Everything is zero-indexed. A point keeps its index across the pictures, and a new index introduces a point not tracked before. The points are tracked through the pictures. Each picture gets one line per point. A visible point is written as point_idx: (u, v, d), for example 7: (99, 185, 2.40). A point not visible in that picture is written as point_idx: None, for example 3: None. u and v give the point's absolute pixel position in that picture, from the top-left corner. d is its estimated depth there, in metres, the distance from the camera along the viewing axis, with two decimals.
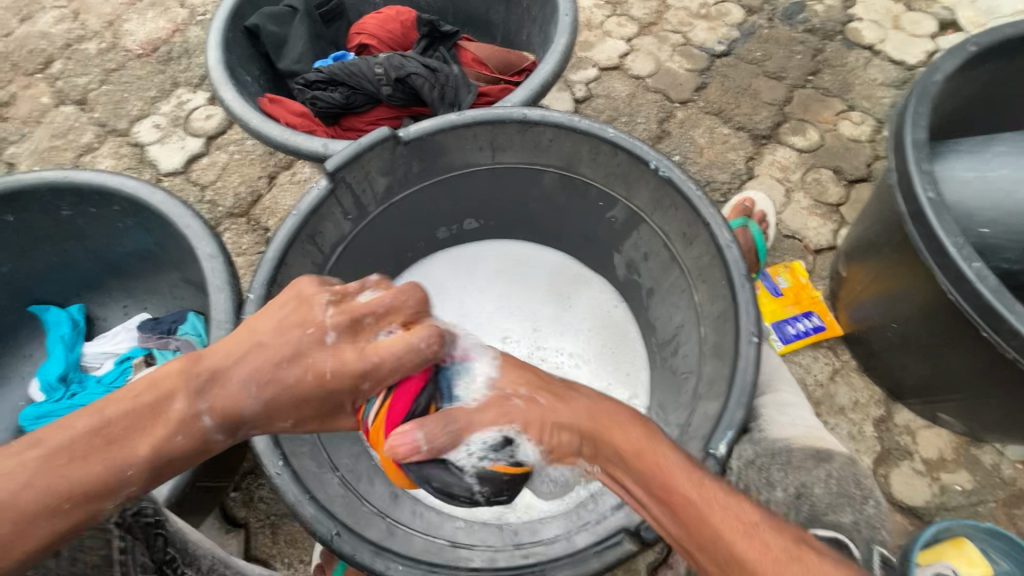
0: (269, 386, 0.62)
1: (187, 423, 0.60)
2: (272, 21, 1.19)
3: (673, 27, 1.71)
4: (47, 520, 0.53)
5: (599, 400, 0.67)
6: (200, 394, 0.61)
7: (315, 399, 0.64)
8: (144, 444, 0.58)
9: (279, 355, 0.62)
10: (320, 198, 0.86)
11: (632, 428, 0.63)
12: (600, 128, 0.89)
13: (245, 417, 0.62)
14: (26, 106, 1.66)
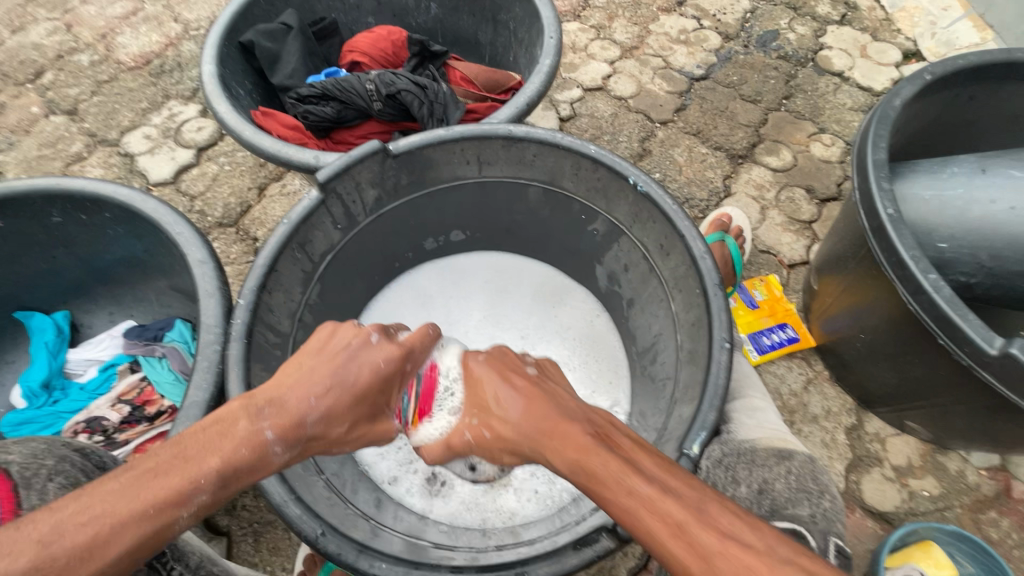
0: (328, 393, 0.67)
1: (253, 438, 0.59)
2: (266, 38, 1.22)
3: (654, 51, 1.79)
4: (130, 527, 0.50)
5: (555, 412, 0.66)
6: (263, 412, 0.62)
7: (366, 398, 0.71)
8: (215, 457, 0.56)
9: (333, 359, 0.70)
10: (312, 208, 0.89)
11: (572, 436, 0.61)
12: (582, 145, 0.93)
13: (306, 428, 0.64)
14: (15, 115, 1.67)
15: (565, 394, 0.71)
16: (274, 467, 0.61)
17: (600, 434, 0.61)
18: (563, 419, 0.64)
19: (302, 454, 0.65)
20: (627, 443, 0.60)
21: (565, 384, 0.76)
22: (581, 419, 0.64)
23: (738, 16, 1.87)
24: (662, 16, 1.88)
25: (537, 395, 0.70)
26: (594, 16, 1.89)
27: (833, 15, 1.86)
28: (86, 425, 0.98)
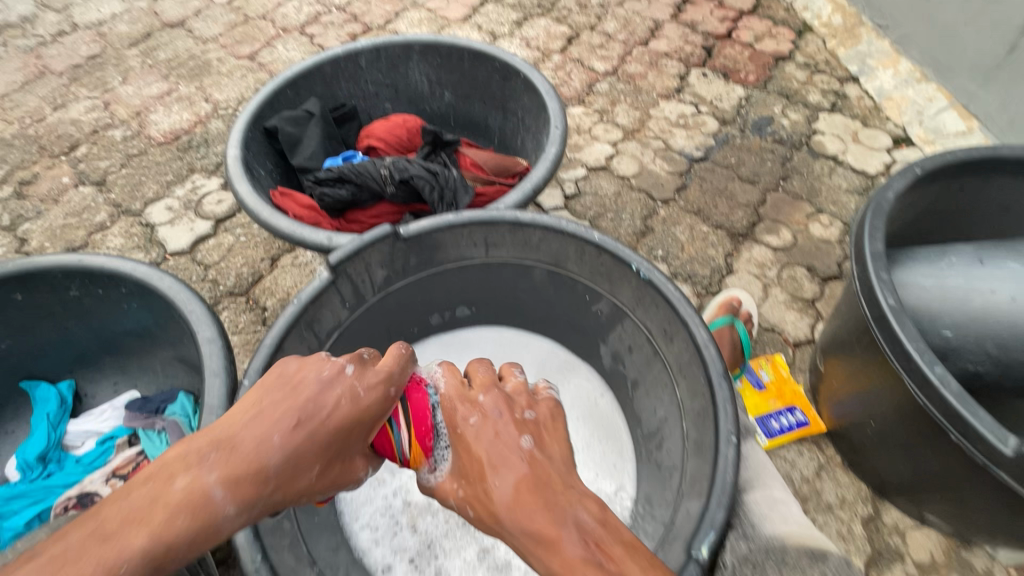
0: (289, 438, 0.63)
1: (196, 502, 0.56)
2: (290, 123, 1.30)
3: (655, 134, 1.89)
4: None
5: (544, 510, 0.61)
6: (208, 464, 0.58)
7: (335, 438, 0.68)
8: (146, 532, 0.53)
9: (297, 398, 0.66)
10: (321, 289, 0.91)
11: (559, 548, 0.57)
12: (586, 232, 0.95)
13: (263, 480, 0.61)
14: (47, 186, 1.76)
15: (558, 476, 0.66)
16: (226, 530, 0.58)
17: (590, 542, 0.57)
18: (551, 524, 0.59)
19: (260, 510, 0.61)
20: (616, 551, 0.57)
21: (562, 454, 0.71)
22: (570, 521, 0.60)
23: (733, 102, 1.99)
24: (661, 102, 2.00)
25: (526, 480, 0.65)
26: (597, 101, 2.01)
27: (824, 103, 1.98)
28: (76, 502, 0.96)
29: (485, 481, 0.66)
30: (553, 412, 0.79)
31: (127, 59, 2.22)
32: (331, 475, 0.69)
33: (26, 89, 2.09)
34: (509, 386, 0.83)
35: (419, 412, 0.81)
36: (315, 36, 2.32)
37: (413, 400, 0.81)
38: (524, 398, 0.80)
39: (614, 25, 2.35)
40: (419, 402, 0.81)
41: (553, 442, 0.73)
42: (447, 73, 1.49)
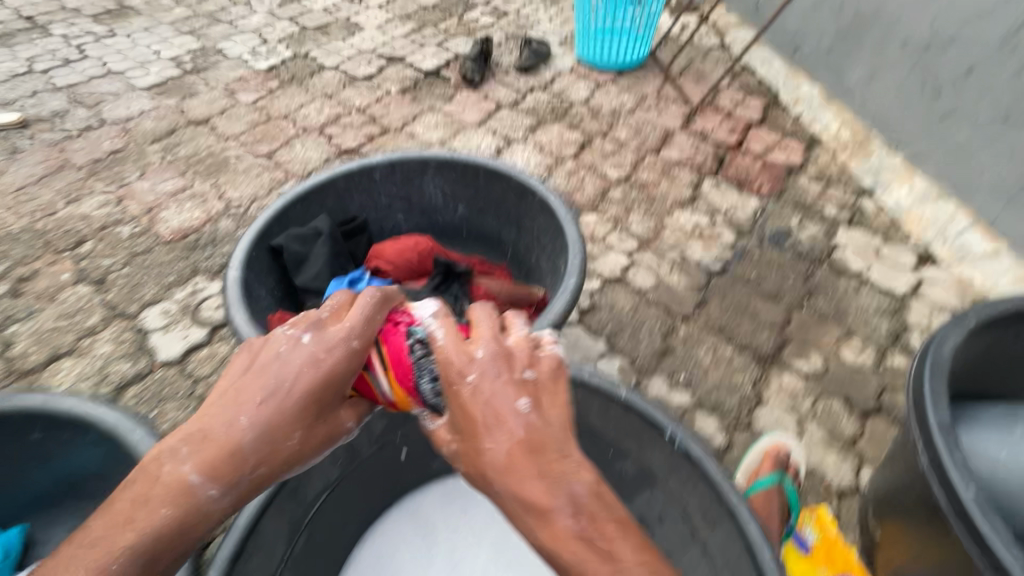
0: (259, 411, 0.67)
1: (181, 486, 0.63)
2: (297, 241, 1.25)
3: (671, 244, 1.85)
4: None
5: (537, 477, 0.60)
6: (189, 450, 0.65)
7: (308, 402, 0.70)
8: (145, 518, 0.62)
9: (261, 372, 0.70)
10: None
11: (552, 519, 0.58)
12: (612, 387, 0.86)
13: (240, 458, 0.65)
14: (44, 283, 1.71)
15: (557, 441, 0.63)
16: (219, 505, 0.65)
17: (581, 515, 0.58)
18: (546, 494, 0.59)
19: (251, 481, 0.67)
20: (607, 527, 0.59)
21: (563, 417, 0.66)
22: (563, 492, 0.59)
23: (749, 213, 1.97)
24: (676, 211, 1.98)
25: (522, 445, 0.62)
26: (611, 208, 1.99)
27: (841, 217, 1.95)
28: None
29: (478, 442, 0.63)
30: (556, 371, 0.70)
31: (147, 155, 2.26)
32: (315, 437, 0.72)
33: (43, 183, 2.11)
34: (513, 337, 0.72)
35: (396, 357, 0.79)
36: (334, 137, 2.38)
37: (390, 347, 0.79)
38: (527, 348, 0.72)
39: (626, 132, 2.40)
40: (396, 345, 0.79)
41: (553, 403, 0.67)
42: (461, 187, 1.47)
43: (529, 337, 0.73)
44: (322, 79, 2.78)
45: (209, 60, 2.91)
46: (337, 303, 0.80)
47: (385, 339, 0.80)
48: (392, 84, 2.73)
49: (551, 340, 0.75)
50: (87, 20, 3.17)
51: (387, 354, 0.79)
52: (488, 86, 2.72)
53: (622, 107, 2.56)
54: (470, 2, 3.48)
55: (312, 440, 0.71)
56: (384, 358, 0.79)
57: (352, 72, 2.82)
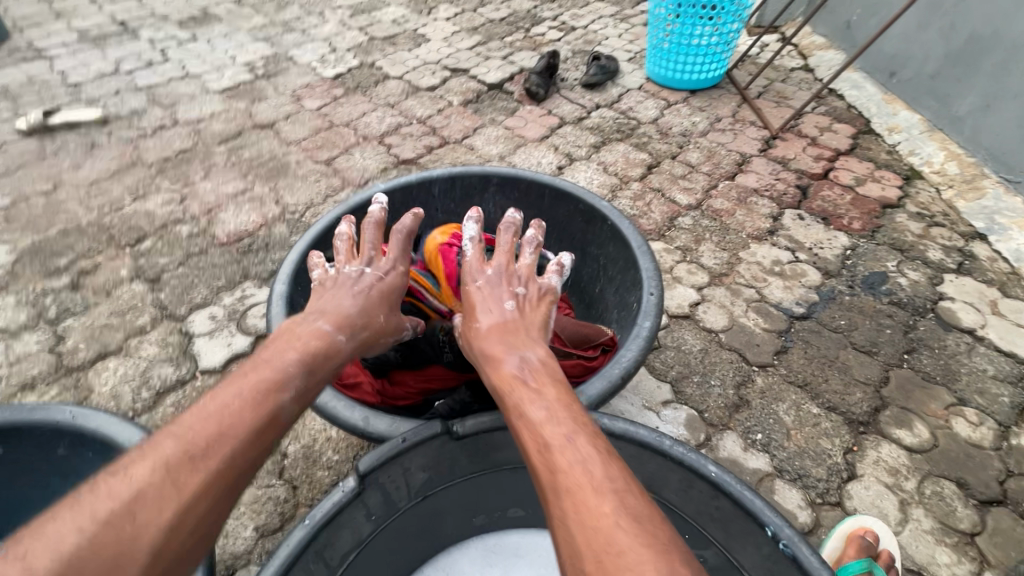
0: (358, 296, 0.91)
1: (318, 335, 0.80)
2: None
3: (746, 281, 1.67)
4: (264, 420, 0.68)
5: (502, 342, 0.78)
6: (312, 322, 0.83)
7: (386, 293, 0.94)
8: (293, 354, 0.76)
9: (345, 283, 0.93)
10: (343, 504, 0.71)
11: (501, 364, 0.75)
12: (698, 461, 0.72)
13: (354, 321, 0.86)
14: (103, 277, 1.73)
15: (527, 327, 0.81)
16: (345, 352, 0.82)
17: (526, 368, 0.73)
18: (501, 349, 0.77)
19: (360, 342, 0.85)
20: (545, 379, 0.71)
21: (540, 320, 0.83)
22: (518, 354, 0.75)
23: (837, 251, 1.76)
24: (752, 244, 1.80)
25: (498, 323, 0.81)
26: (680, 237, 1.84)
27: (949, 262, 1.72)
28: None
29: (470, 318, 0.83)
30: (542, 293, 0.89)
31: (213, 156, 2.29)
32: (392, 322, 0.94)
33: (115, 178, 2.17)
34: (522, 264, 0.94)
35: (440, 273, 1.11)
36: (394, 146, 2.34)
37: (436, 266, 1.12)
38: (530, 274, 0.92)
39: (698, 155, 2.24)
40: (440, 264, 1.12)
41: (536, 312, 0.86)
42: (524, 207, 1.37)
43: (532, 267, 0.93)
44: (386, 88, 2.77)
45: (279, 66, 2.97)
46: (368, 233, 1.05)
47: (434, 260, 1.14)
48: (454, 95, 2.68)
49: (553, 274, 0.95)
50: (173, 25, 3.33)
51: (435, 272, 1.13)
52: (552, 102, 2.63)
53: (693, 128, 2.41)
54: (538, 16, 3.43)
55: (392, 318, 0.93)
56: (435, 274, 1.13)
57: (416, 82, 2.80)
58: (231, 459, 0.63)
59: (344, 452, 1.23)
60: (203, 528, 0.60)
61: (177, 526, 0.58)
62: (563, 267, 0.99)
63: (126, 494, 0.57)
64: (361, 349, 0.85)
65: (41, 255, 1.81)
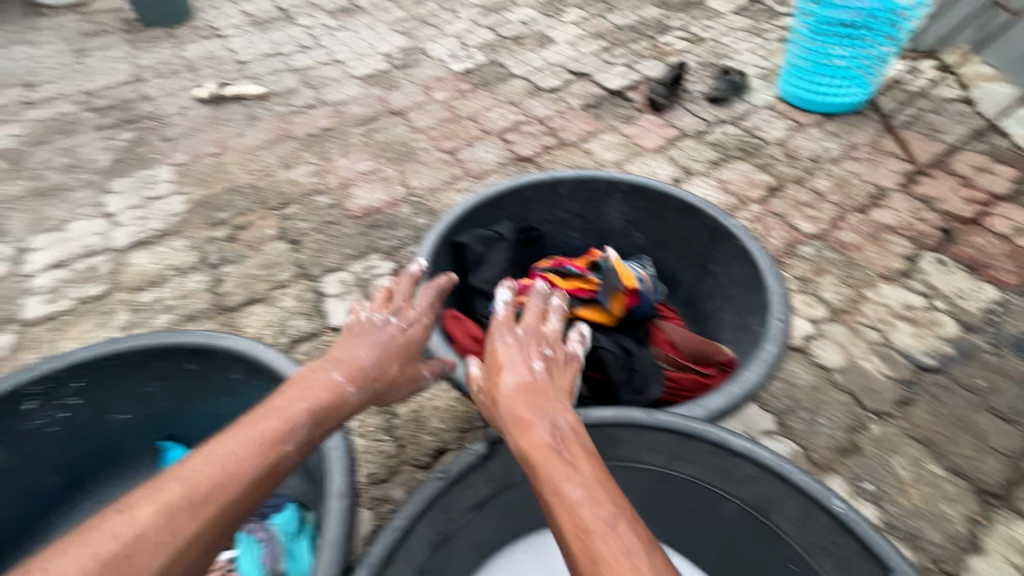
0: (376, 348, 0.97)
1: (331, 386, 0.89)
2: (480, 242, 1.29)
3: (870, 322, 1.57)
4: (269, 469, 0.76)
5: (531, 405, 0.78)
6: (327, 370, 0.91)
7: (404, 346, 1.01)
8: (303, 403, 0.84)
9: (368, 332, 1.00)
10: (473, 464, 0.80)
11: (533, 432, 0.75)
12: (824, 495, 0.72)
13: (366, 372, 0.93)
14: (253, 234, 1.97)
15: (554, 393, 0.82)
16: (352, 402, 0.90)
17: (557, 438, 0.74)
18: (533, 415, 0.77)
19: (369, 393, 0.93)
20: (576, 451, 0.72)
21: (565, 384, 0.85)
22: (548, 420, 0.76)
23: (982, 305, 1.61)
24: (881, 284, 1.69)
25: (526, 384, 0.82)
26: (799, 265, 1.76)
27: None
28: None
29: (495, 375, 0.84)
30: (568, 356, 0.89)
31: (351, 136, 2.51)
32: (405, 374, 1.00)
33: (269, 148, 2.44)
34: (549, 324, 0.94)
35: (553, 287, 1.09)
36: (513, 142, 2.43)
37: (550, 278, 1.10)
38: (557, 336, 0.92)
39: (827, 183, 2.11)
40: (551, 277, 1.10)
41: (562, 376, 0.87)
42: (647, 216, 1.40)
43: (558, 329, 0.94)
44: (510, 86, 2.88)
45: (414, 58, 3.18)
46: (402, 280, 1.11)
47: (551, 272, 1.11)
48: (575, 99, 2.73)
49: (576, 342, 0.95)
50: (325, 14, 3.67)
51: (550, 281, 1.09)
52: (673, 113, 2.59)
53: (825, 153, 2.28)
54: (667, 25, 3.38)
55: (406, 369, 1.00)
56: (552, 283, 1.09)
57: (539, 83, 2.88)
58: (230, 507, 0.71)
59: (448, 423, 1.32)
60: (192, 571, 0.67)
61: (172, 570, 0.64)
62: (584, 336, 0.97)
63: (128, 538, 0.63)
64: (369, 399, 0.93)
65: (207, 208, 2.09)
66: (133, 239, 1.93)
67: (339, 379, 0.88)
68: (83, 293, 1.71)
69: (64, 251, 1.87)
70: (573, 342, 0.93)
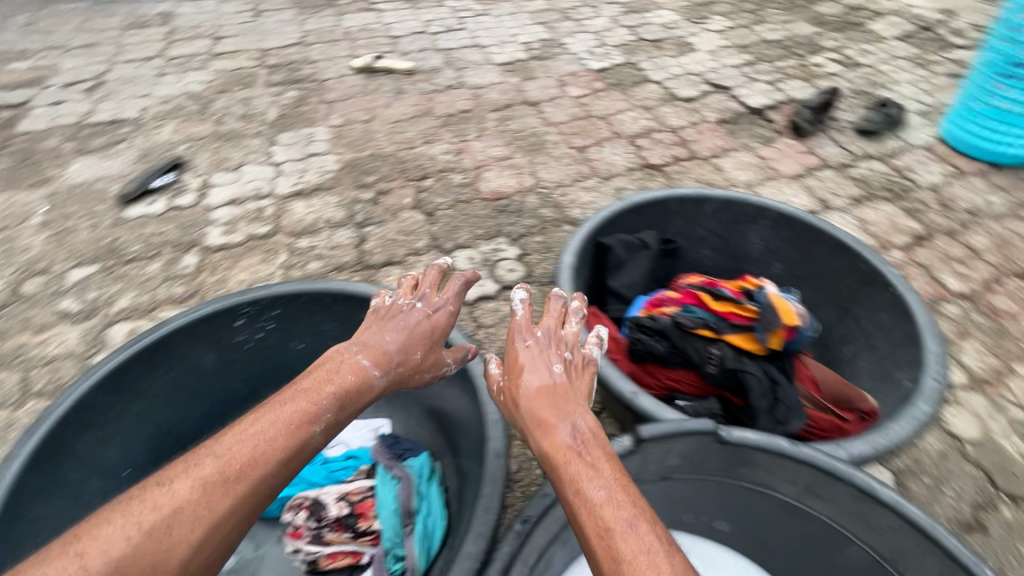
0: (401, 332, 1.06)
1: (359, 369, 0.97)
2: (623, 246, 1.33)
3: (1016, 398, 1.46)
4: (294, 454, 0.85)
5: (552, 409, 0.85)
6: (355, 353, 1.01)
7: (429, 334, 1.09)
8: (330, 386, 0.93)
9: (394, 317, 1.09)
10: (621, 456, 0.85)
11: (554, 433, 0.81)
12: (976, 564, 0.72)
13: (391, 356, 1.02)
14: (393, 201, 2.14)
15: (573, 398, 0.88)
16: (377, 386, 0.99)
17: (578, 439, 0.80)
18: (554, 418, 0.83)
19: (393, 376, 1.02)
20: (597, 455, 0.77)
21: (582, 391, 0.92)
22: (569, 425, 0.83)
23: None
24: None
25: (546, 390, 0.89)
26: (941, 323, 1.65)
27: None
28: (310, 505, 1.10)
29: (518, 379, 0.92)
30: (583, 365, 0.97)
31: (486, 121, 2.64)
32: (429, 359, 1.08)
33: (412, 122, 2.62)
34: (568, 329, 1.03)
35: (699, 306, 1.08)
36: (643, 148, 2.44)
37: (696, 298, 1.09)
38: (575, 341, 1.01)
39: (985, 241, 1.95)
40: (697, 297, 1.09)
41: (581, 381, 0.94)
42: (790, 247, 1.39)
43: (576, 335, 1.02)
44: (644, 90, 2.87)
45: (552, 51, 3.24)
46: (429, 273, 1.19)
47: (697, 294, 1.10)
48: (711, 112, 2.68)
49: (594, 346, 1.03)
50: None
51: (697, 300, 1.09)
52: (816, 140, 2.47)
53: (986, 207, 2.09)
54: (819, 45, 3.20)
55: (429, 355, 1.08)
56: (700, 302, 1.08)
57: (675, 90, 2.85)
58: (259, 482, 0.79)
59: None
60: (228, 538, 0.75)
61: (208, 538, 0.73)
62: (602, 338, 1.05)
63: (167, 509, 0.72)
64: (393, 380, 1.02)
65: (355, 170, 2.29)
66: (293, 189, 2.16)
67: (366, 366, 0.97)
68: (252, 230, 1.96)
69: (237, 191, 2.13)
70: (591, 347, 1.02)
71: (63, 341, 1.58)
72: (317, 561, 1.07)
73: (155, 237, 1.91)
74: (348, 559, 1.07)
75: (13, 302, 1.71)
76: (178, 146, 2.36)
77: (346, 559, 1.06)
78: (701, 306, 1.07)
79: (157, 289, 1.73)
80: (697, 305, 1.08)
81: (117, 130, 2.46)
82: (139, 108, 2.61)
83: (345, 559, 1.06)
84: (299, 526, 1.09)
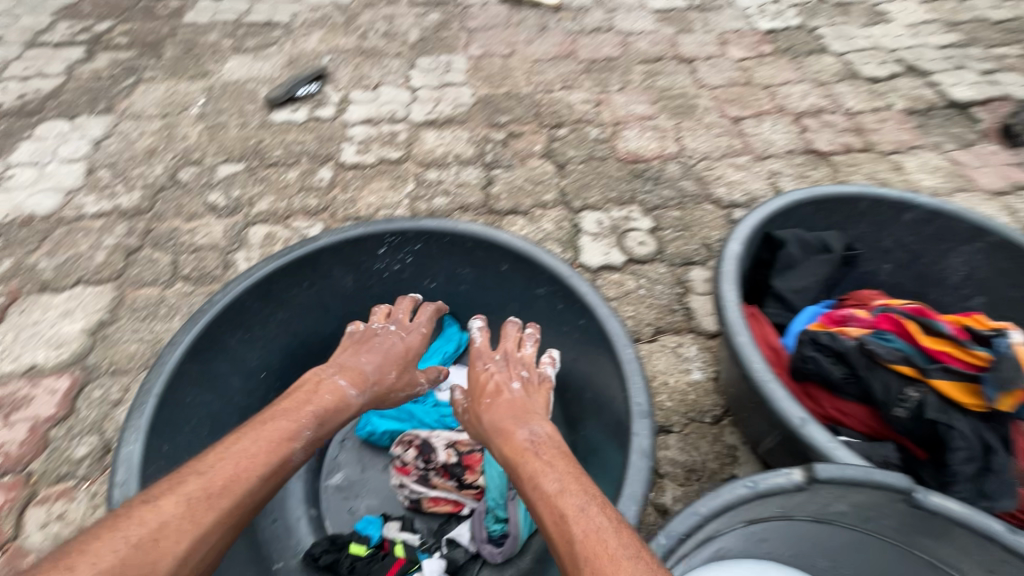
0: (373, 351, 1.12)
1: (336, 390, 1.00)
2: (798, 245, 1.16)
3: None
4: (273, 474, 0.84)
5: (510, 419, 0.90)
6: (331, 373, 1.04)
7: (402, 357, 1.15)
8: (309, 407, 0.94)
9: (367, 341, 1.14)
10: (788, 490, 0.74)
11: (513, 437, 0.85)
12: None
13: (366, 374, 1.07)
14: (523, 145, 2.04)
15: (532, 408, 0.93)
16: (354, 405, 1.01)
17: (535, 441, 0.83)
18: (513, 425, 0.87)
19: (369, 396, 1.05)
20: (550, 454, 0.79)
21: (540, 404, 0.96)
22: (526, 428, 0.86)
23: None
24: None
25: (511, 404, 0.94)
26: None
27: None
28: (419, 445, 1.12)
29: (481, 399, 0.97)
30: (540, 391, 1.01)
31: (632, 73, 2.41)
32: (404, 379, 1.13)
33: (552, 63, 2.46)
34: (523, 352, 1.11)
35: (903, 336, 0.96)
36: (808, 130, 2.14)
37: (899, 326, 0.98)
38: (529, 362, 1.09)
39: None
40: (902, 325, 0.97)
41: (537, 395, 1.00)
42: (1005, 280, 1.16)
43: (530, 358, 1.10)
44: (819, 62, 2.48)
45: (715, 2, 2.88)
46: (399, 302, 1.27)
47: (902, 321, 0.98)
48: (899, 98, 2.28)
49: (546, 365, 1.12)
50: None
51: (902, 328, 0.97)
52: None
53: None
54: None
55: (404, 375, 1.13)
56: (903, 332, 0.97)
57: (858, 66, 2.44)
58: (244, 496, 0.79)
59: (676, 404, 1.32)
60: (207, 557, 0.74)
61: (194, 551, 0.72)
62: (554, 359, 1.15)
63: (153, 524, 0.70)
64: (369, 399, 1.06)
65: (489, 107, 2.20)
66: (426, 118, 2.12)
67: (339, 382, 1.00)
68: (383, 154, 1.94)
69: (373, 111, 2.12)
70: (545, 365, 1.12)
71: (208, 233, 1.68)
72: (421, 501, 1.09)
73: (295, 145, 1.95)
74: (450, 507, 1.08)
75: (170, 187, 1.82)
76: (322, 57, 2.37)
77: (447, 506, 1.08)
78: (903, 337, 0.96)
79: (292, 198, 1.77)
80: (897, 334, 0.97)
81: (269, 32, 2.51)
82: (290, 13, 2.63)
83: (446, 507, 1.08)
84: (408, 463, 1.11)
